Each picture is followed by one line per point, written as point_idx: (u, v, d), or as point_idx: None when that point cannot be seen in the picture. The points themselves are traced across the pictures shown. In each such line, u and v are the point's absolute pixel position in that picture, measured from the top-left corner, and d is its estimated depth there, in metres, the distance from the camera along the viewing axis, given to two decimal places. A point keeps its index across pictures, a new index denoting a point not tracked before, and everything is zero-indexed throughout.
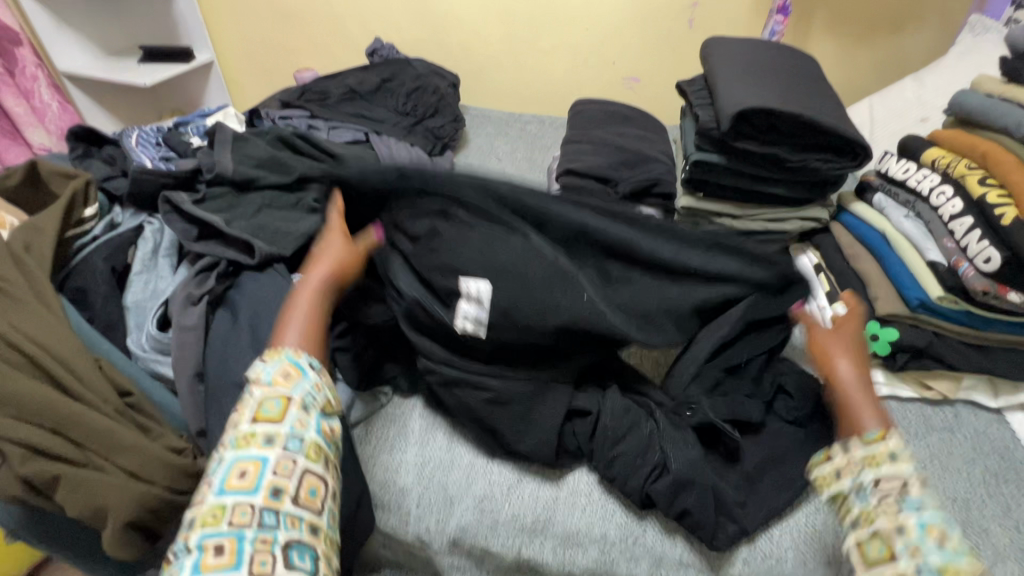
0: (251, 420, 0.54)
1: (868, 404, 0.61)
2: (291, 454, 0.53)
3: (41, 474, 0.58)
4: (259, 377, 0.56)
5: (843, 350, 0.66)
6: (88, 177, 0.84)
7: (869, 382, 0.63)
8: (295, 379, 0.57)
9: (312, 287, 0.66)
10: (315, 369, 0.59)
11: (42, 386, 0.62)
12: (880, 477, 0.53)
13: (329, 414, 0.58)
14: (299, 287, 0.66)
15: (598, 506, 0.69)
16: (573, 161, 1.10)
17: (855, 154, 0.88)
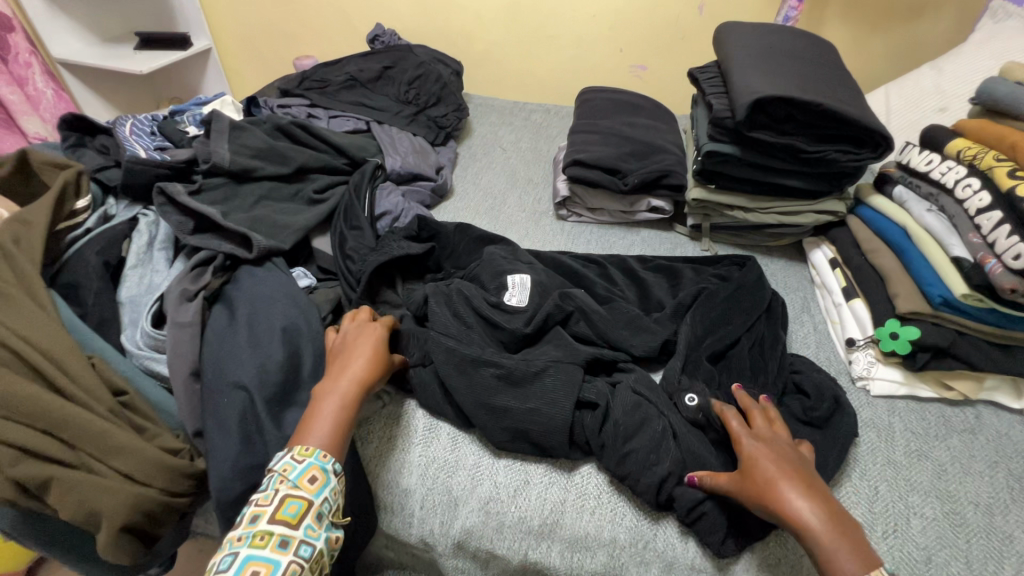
0: (269, 519, 0.53)
1: (840, 540, 0.52)
2: (301, 561, 0.52)
3: (31, 478, 0.57)
4: (285, 472, 0.56)
5: (782, 482, 0.57)
6: (80, 167, 0.81)
7: (826, 506, 0.55)
8: (320, 485, 0.56)
9: (348, 391, 0.64)
10: (338, 476, 0.58)
11: (31, 386, 0.60)
12: None
13: (338, 523, 0.57)
14: (333, 388, 0.64)
15: (608, 510, 0.67)
16: (580, 151, 1.07)
17: (875, 145, 0.85)
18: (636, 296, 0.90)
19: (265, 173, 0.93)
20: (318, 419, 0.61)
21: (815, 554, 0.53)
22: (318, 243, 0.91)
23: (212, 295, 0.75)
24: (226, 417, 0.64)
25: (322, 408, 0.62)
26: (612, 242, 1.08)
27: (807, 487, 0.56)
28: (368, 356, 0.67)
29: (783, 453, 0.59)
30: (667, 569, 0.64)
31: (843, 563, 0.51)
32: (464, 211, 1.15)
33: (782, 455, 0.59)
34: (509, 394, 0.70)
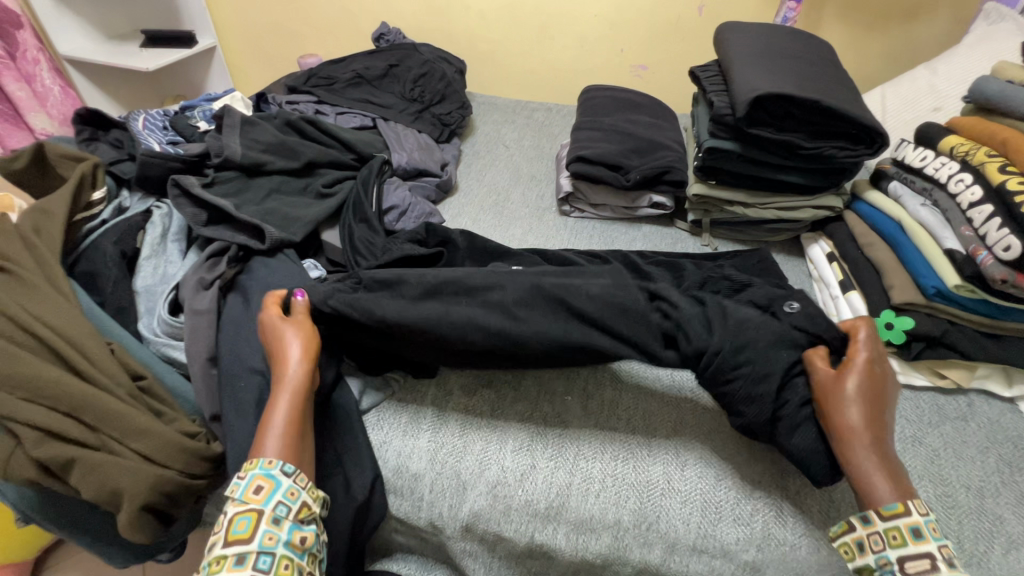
0: (222, 543, 0.52)
1: (885, 473, 0.56)
2: (261, 573, 0.51)
3: (55, 459, 0.58)
4: (232, 493, 0.54)
5: (857, 406, 0.59)
6: (96, 160, 0.83)
7: (886, 442, 0.58)
8: (267, 493, 0.55)
9: (292, 384, 0.61)
10: (291, 477, 0.56)
11: (54, 369, 0.61)
12: (904, 558, 0.52)
13: (306, 521, 0.56)
14: (279, 383, 0.62)
15: (613, 492, 0.69)
16: (584, 148, 1.09)
17: (871, 141, 0.87)
18: (639, 289, 0.92)
19: (275, 167, 0.95)
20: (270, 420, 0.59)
21: (853, 474, 0.57)
22: (326, 236, 0.93)
23: (227, 284, 0.77)
24: (243, 401, 0.66)
25: (273, 407, 0.60)
26: (615, 237, 1.10)
27: (881, 417, 0.59)
28: (302, 344, 0.64)
29: (872, 385, 0.61)
30: (670, 549, 0.66)
31: (881, 485, 0.56)
32: (469, 207, 1.17)
33: (874, 384, 0.61)
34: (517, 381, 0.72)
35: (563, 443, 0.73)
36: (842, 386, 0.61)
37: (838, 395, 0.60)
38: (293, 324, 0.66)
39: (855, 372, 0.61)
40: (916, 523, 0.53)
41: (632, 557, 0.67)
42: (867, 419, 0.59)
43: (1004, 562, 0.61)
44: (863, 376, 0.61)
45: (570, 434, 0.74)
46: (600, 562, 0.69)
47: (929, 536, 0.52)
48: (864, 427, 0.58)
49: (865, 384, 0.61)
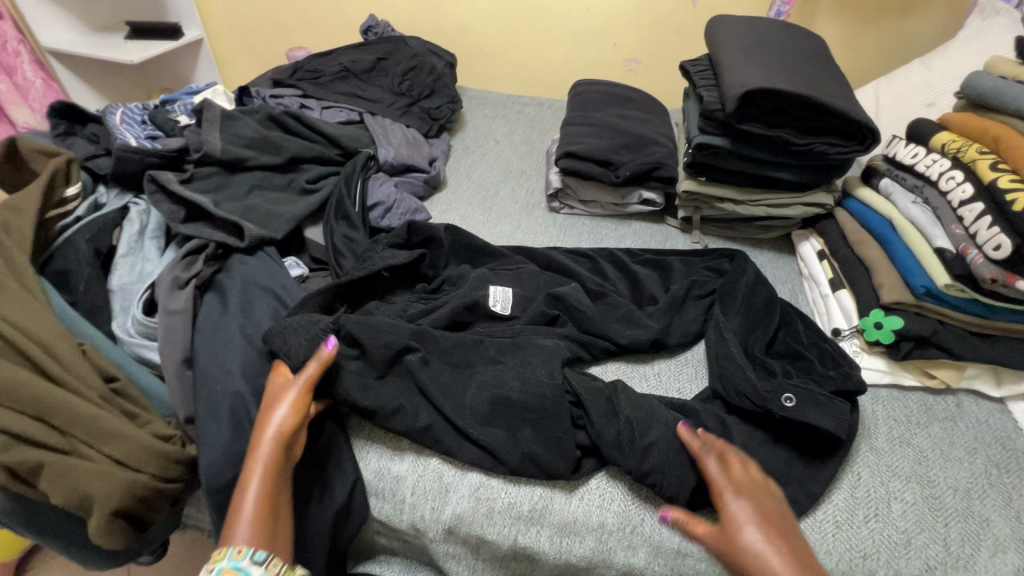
0: None
1: None
2: None
3: (23, 463, 0.56)
4: None
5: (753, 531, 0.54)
6: (71, 155, 0.81)
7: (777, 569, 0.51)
8: None
9: (267, 461, 0.58)
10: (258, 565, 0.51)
11: (22, 371, 0.60)
12: None
13: None
14: (252, 456, 0.58)
15: (597, 494, 0.68)
16: (573, 143, 1.07)
17: (863, 137, 0.86)
18: (627, 289, 0.91)
19: (256, 162, 0.92)
20: (240, 502, 0.55)
21: None
22: (309, 233, 0.91)
23: (204, 282, 0.75)
24: (217, 403, 0.64)
25: (246, 487, 0.56)
26: (604, 234, 1.09)
27: (786, 540, 0.54)
28: (286, 414, 0.61)
29: (761, 498, 0.57)
30: (655, 553, 0.65)
31: None
32: (458, 203, 1.16)
33: (759, 507, 0.57)
34: (501, 378, 0.70)
35: None
36: (737, 525, 0.55)
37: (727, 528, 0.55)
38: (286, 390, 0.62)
39: (733, 501, 0.57)
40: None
41: (616, 561, 0.66)
42: (775, 549, 0.53)
43: (991, 565, 0.61)
44: (746, 510, 0.56)
45: None
46: (583, 566, 0.68)
47: None
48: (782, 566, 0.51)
49: (756, 518, 0.55)
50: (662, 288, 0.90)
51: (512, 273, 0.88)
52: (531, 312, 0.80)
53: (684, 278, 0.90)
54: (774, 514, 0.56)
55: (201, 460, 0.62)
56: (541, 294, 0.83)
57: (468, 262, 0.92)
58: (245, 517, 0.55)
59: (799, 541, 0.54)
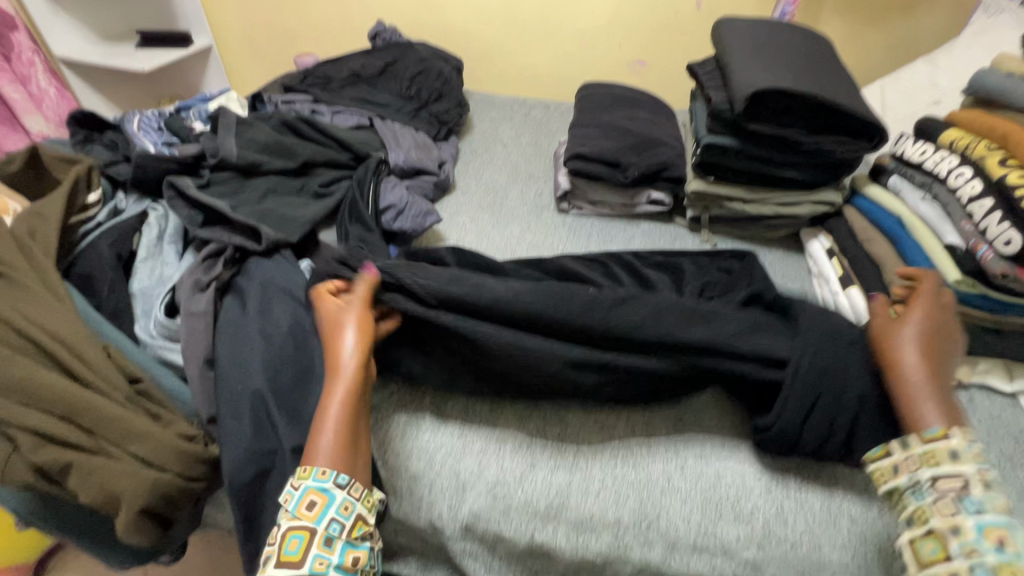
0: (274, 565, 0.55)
1: (934, 398, 0.61)
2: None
3: (53, 462, 0.58)
4: (286, 505, 0.57)
5: (915, 339, 0.65)
6: (91, 162, 0.82)
7: (935, 373, 0.63)
8: (320, 509, 0.57)
9: (348, 377, 0.63)
10: (343, 489, 0.58)
11: (50, 373, 0.61)
12: (937, 478, 0.56)
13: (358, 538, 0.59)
14: (335, 373, 0.63)
15: (612, 490, 0.69)
16: (582, 145, 1.08)
17: (871, 135, 0.86)
18: (639, 290, 0.92)
19: (271, 167, 0.94)
20: (325, 415, 0.61)
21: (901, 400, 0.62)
22: (323, 236, 0.92)
23: (223, 285, 0.77)
24: (239, 403, 0.65)
25: (329, 404, 0.62)
26: (614, 234, 1.10)
27: (934, 360, 0.64)
28: (358, 342, 0.66)
29: (943, 320, 0.68)
30: (671, 548, 0.66)
31: (926, 415, 0.60)
32: (468, 205, 1.17)
33: (929, 323, 0.66)
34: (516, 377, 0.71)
35: (563, 443, 0.73)
36: (902, 325, 0.67)
37: (905, 328, 0.66)
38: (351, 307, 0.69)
39: (913, 316, 0.67)
40: (955, 444, 0.57)
41: (633, 557, 0.66)
42: (910, 347, 0.65)
43: None
44: (924, 323, 0.66)
45: (569, 432, 0.74)
46: (600, 563, 0.68)
47: (968, 458, 0.56)
48: (917, 359, 0.63)
49: (924, 324, 0.66)
50: (673, 289, 0.91)
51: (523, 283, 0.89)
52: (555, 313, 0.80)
53: (695, 278, 0.91)
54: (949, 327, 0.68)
55: (223, 460, 0.63)
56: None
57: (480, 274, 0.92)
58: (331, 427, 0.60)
59: (947, 355, 0.66)
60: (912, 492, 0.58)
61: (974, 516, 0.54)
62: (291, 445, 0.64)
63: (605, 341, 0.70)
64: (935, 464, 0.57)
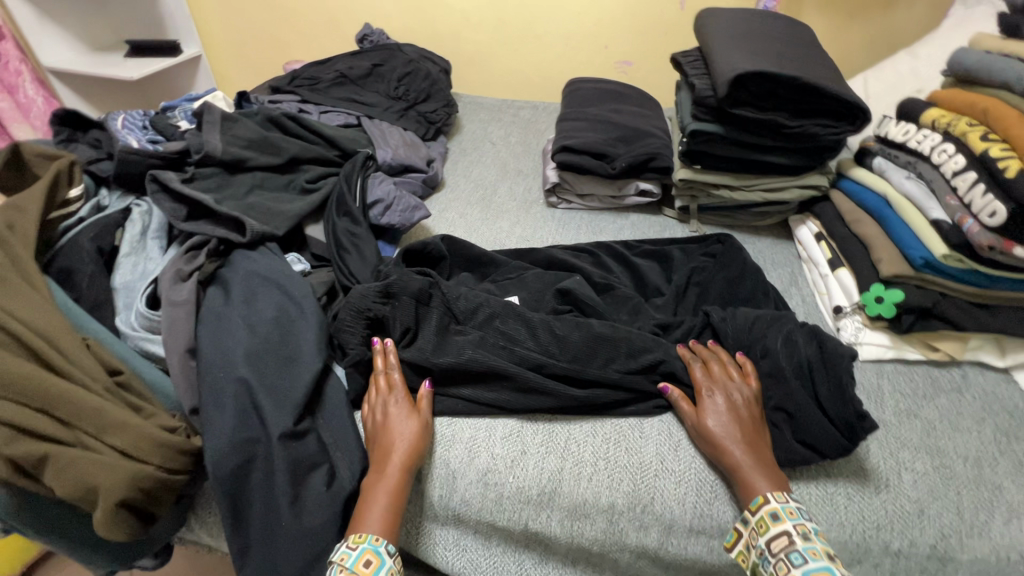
0: None
1: (759, 471, 0.62)
2: None
3: (28, 455, 0.56)
4: (342, 561, 0.57)
5: (721, 417, 0.65)
6: (73, 157, 0.82)
7: (742, 447, 0.63)
8: (375, 568, 0.58)
9: (392, 485, 0.62)
10: (394, 556, 0.59)
11: (26, 365, 0.60)
12: (770, 540, 0.57)
13: None
14: (382, 481, 0.63)
15: (606, 476, 0.67)
16: (569, 138, 1.09)
17: (853, 117, 0.87)
18: (629, 280, 0.91)
19: (257, 163, 0.94)
20: (371, 507, 0.61)
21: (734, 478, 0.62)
22: (310, 230, 0.92)
23: (207, 277, 0.76)
24: (222, 392, 0.64)
25: (375, 499, 0.62)
26: (603, 226, 1.10)
27: (746, 434, 0.64)
28: (406, 447, 0.65)
29: (736, 401, 0.66)
30: (666, 531, 0.65)
31: (756, 487, 0.61)
32: (457, 201, 1.17)
33: (735, 414, 0.65)
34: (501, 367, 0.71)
35: (555, 429, 0.71)
36: (704, 412, 0.66)
37: (697, 421, 0.66)
38: (398, 400, 0.69)
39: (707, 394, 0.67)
40: (775, 508, 0.59)
41: (629, 541, 0.66)
42: (730, 433, 0.64)
43: (1003, 531, 0.61)
44: (717, 410, 0.66)
45: (561, 419, 0.72)
46: (596, 549, 0.68)
47: (785, 516, 0.58)
48: (732, 443, 0.63)
49: (725, 410, 0.66)
50: (663, 277, 0.91)
51: (512, 280, 0.88)
52: (544, 310, 0.81)
53: (684, 266, 0.91)
54: (755, 411, 0.66)
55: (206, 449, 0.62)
56: (550, 290, 0.84)
57: (469, 270, 0.93)
58: (377, 520, 0.61)
59: (759, 436, 0.65)
60: (762, 561, 0.58)
61: (799, 565, 0.54)
62: (277, 432, 0.63)
63: (583, 344, 0.73)
64: (764, 533, 0.58)
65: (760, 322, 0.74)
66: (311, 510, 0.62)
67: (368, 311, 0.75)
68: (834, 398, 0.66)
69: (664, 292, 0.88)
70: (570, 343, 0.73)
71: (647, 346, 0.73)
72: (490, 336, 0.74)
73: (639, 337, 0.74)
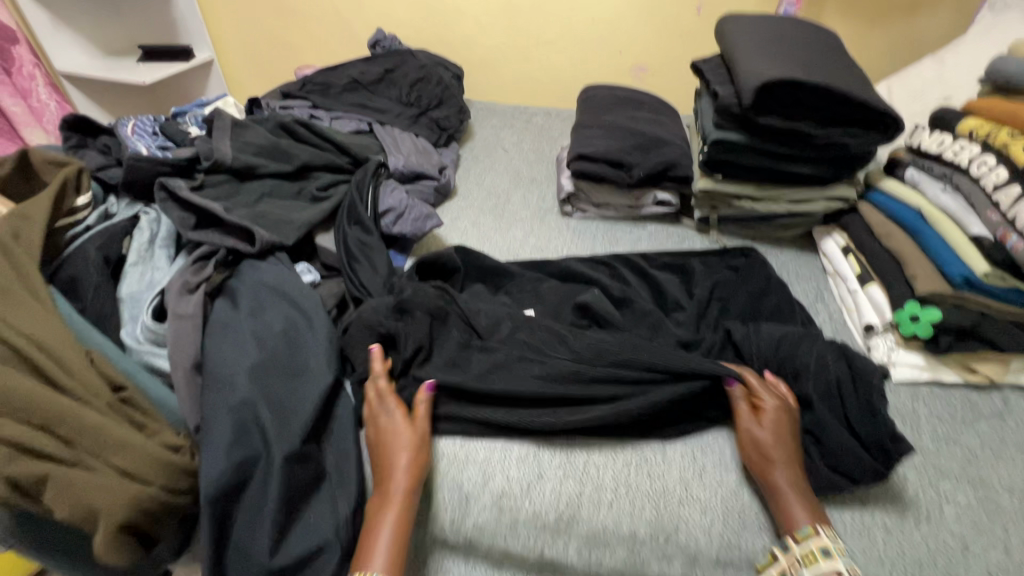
0: None
1: (804, 502, 0.59)
2: None
3: (28, 475, 0.54)
4: None
5: (769, 441, 0.62)
6: (82, 164, 0.80)
7: (789, 475, 0.60)
8: None
9: (396, 500, 0.60)
10: None
11: (29, 380, 0.58)
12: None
13: None
14: (385, 496, 0.60)
15: (627, 502, 0.64)
16: (585, 146, 1.06)
17: (884, 126, 0.83)
18: (649, 294, 0.88)
19: (267, 170, 0.92)
20: (379, 530, 0.58)
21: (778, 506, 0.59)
22: (320, 239, 0.90)
23: (215, 288, 0.73)
24: (224, 408, 0.61)
25: (381, 521, 0.58)
26: (619, 237, 1.07)
27: (792, 460, 0.61)
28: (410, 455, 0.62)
29: (784, 425, 0.63)
30: (692, 563, 0.62)
31: (797, 516, 0.58)
32: (469, 210, 1.14)
33: (782, 437, 0.62)
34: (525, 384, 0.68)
35: (572, 450, 0.68)
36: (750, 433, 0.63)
37: (748, 438, 0.63)
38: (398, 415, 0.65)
39: (757, 415, 0.64)
40: (825, 542, 0.55)
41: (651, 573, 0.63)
42: (784, 457, 0.61)
43: None
44: (771, 431, 0.62)
45: (579, 440, 0.69)
46: None
47: (837, 554, 0.55)
48: (779, 468, 0.60)
49: (772, 432, 0.63)
50: (684, 291, 0.88)
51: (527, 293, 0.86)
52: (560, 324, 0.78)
53: (706, 279, 0.87)
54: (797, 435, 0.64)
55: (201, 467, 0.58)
56: (567, 305, 0.81)
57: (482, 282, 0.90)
58: (386, 544, 0.57)
59: (802, 463, 0.62)
60: None
61: None
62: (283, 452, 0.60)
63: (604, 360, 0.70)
64: (813, 566, 0.54)
65: (790, 339, 0.71)
66: (317, 535, 0.59)
67: (379, 326, 0.73)
68: (864, 420, 0.63)
69: (685, 307, 0.84)
70: (586, 358, 0.71)
71: (672, 365, 0.69)
72: (512, 353, 0.72)
73: (661, 354, 0.70)
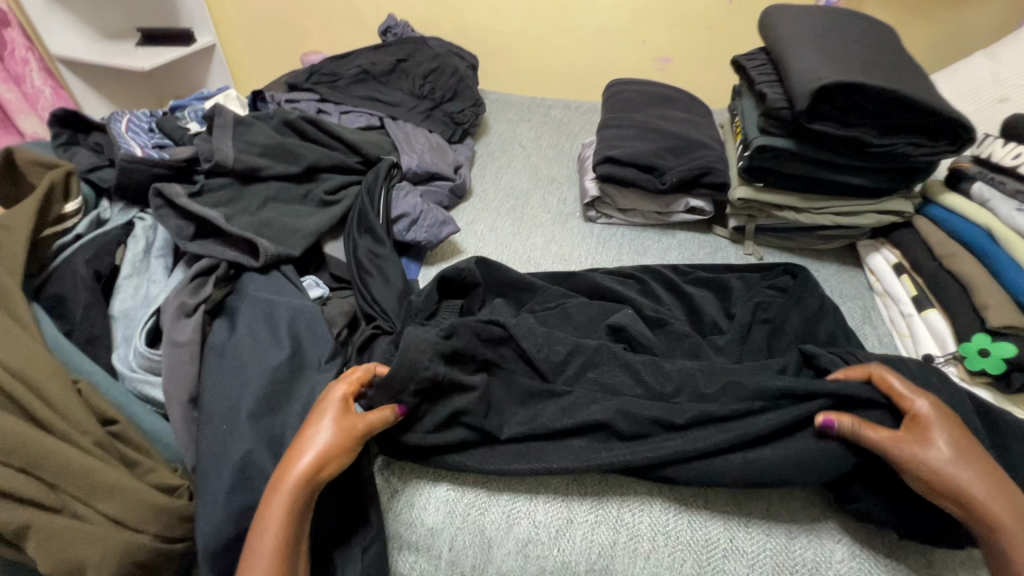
0: None
1: None
2: None
3: (4, 527, 0.47)
4: None
5: (962, 461, 0.50)
6: (71, 166, 0.73)
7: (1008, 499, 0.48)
8: None
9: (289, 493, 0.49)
10: None
11: (9, 418, 0.51)
12: None
13: None
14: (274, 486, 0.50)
15: (666, 553, 0.58)
16: (613, 147, 0.98)
17: (954, 138, 0.75)
18: (683, 313, 0.81)
19: (272, 172, 0.85)
20: (264, 529, 0.48)
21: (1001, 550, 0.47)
22: (330, 249, 0.83)
23: (214, 308, 0.68)
24: (225, 449, 0.55)
25: (265, 516, 0.48)
26: (647, 246, 0.99)
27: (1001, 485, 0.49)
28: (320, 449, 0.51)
29: (965, 438, 0.51)
30: None
31: None
32: (486, 213, 1.07)
33: (975, 457, 0.50)
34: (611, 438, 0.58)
35: (604, 493, 0.62)
36: (931, 452, 0.50)
37: (928, 460, 0.50)
38: (337, 387, 0.56)
39: (933, 431, 0.52)
40: None
41: None
42: (992, 488, 0.49)
43: None
44: (954, 446, 0.50)
45: (612, 481, 0.63)
46: None
47: None
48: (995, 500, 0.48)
49: (957, 449, 0.50)
50: (721, 311, 0.81)
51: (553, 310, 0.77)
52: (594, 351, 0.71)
53: (746, 298, 0.80)
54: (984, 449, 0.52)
55: (198, 517, 0.53)
56: (599, 326, 0.74)
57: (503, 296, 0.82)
58: (270, 551, 0.47)
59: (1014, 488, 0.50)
60: None
61: None
62: None
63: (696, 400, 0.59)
64: None
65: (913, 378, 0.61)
66: None
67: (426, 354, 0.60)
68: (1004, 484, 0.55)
69: (724, 329, 0.77)
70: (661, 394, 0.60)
71: None
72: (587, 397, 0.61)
73: (737, 392, 0.60)
